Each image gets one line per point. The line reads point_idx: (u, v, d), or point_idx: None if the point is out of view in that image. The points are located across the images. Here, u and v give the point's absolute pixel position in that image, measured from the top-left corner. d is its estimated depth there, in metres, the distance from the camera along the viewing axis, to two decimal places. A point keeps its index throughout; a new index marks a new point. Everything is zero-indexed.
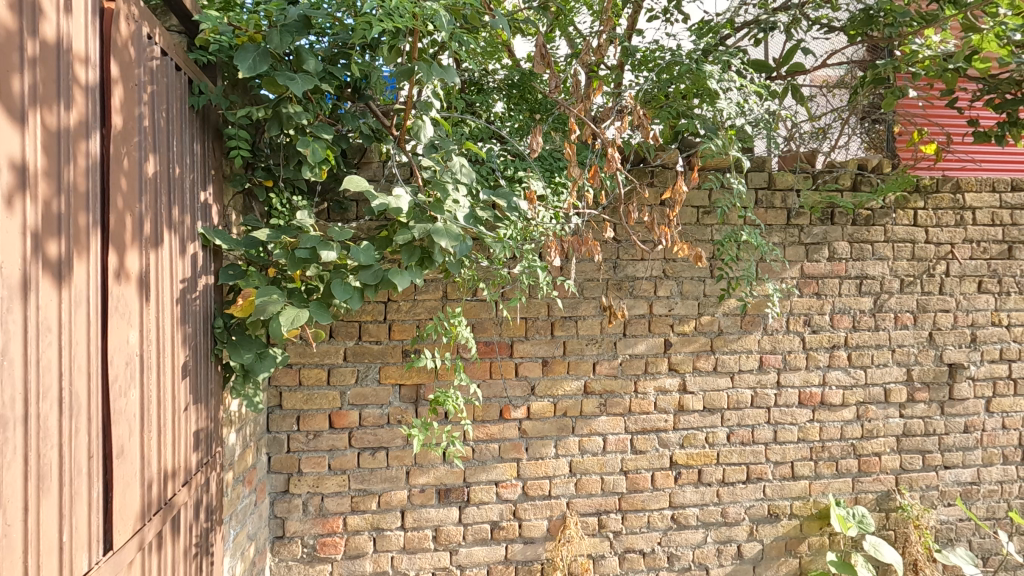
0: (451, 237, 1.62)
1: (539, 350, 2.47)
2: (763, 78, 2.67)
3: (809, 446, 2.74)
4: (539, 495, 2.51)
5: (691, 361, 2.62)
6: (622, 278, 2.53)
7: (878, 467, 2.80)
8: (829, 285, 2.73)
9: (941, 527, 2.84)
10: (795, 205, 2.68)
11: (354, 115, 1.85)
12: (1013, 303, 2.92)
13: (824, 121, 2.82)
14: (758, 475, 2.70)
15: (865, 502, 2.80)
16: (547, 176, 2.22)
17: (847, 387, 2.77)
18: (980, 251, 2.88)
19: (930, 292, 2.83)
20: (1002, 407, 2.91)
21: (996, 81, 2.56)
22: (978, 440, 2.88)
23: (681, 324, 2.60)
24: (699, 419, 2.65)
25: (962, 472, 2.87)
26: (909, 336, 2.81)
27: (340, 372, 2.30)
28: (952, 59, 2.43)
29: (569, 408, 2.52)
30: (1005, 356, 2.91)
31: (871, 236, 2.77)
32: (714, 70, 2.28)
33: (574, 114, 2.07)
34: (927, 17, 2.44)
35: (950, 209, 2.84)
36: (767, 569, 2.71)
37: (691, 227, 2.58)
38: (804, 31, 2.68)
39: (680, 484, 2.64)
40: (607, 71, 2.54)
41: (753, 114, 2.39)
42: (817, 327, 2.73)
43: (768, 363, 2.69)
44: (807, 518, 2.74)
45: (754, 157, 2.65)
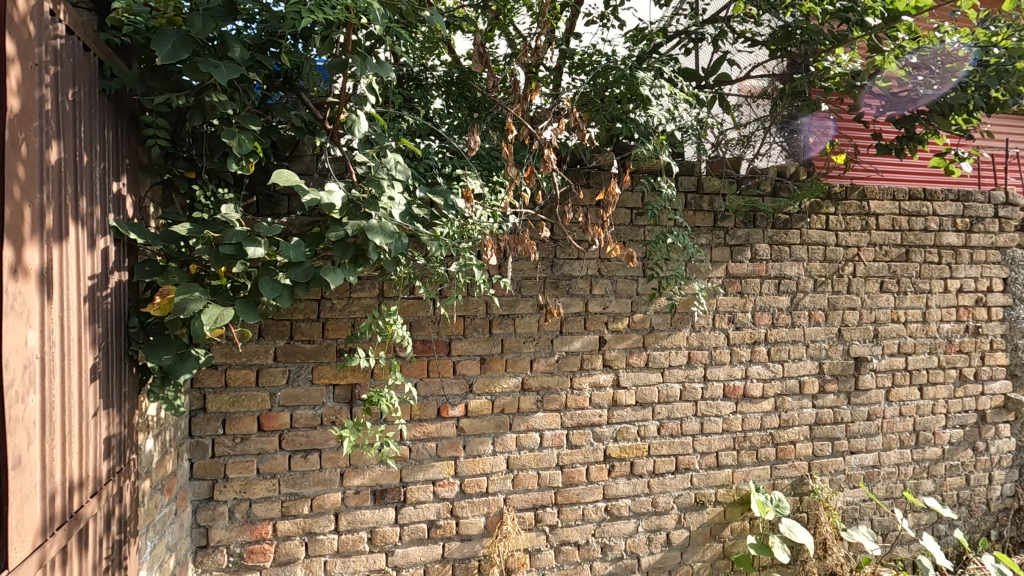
0: (385, 235, 1.59)
1: (477, 349, 2.48)
2: (692, 86, 2.82)
3: (731, 436, 2.90)
4: (476, 493, 2.52)
5: (625, 357, 2.72)
6: (559, 276, 2.58)
7: (793, 454, 3.01)
8: (751, 284, 2.90)
9: (847, 507, 3.08)
10: (721, 208, 2.83)
11: (285, 106, 1.81)
12: (910, 301, 3.20)
13: (749, 129, 2.96)
14: (686, 465, 2.84)
15: (781, 487, 2.99)
16: (485, 175, 2.23)
17: (767, 379, 2.95)
18: (882, 254, 3.14)
19: (840, 292, 3.06)
20: (900, 396, 3.18)
21: (896, 98, 2.78)
22: (879, 427, 3.15)
23: (615, 321, 2.69)
24: (631, 413, 2.74)
25: (866, 457, 3.12)
26: (821, 332, 3.03)
27: (269, 373, 2.21)
28: (858, 78, 2.66)
29: (507, 405, 2.55)
30: (903, 349, 3.19)
31: (788, 238, 2.97)
32: (646, 76, 2.37)
33: (511, 114, 2.12)
34: (838, 37, 2.63)
35: (857, 215, 3.09)
36: (694, 554, 2.85)
37: (624, 227, 2.66)
38: (730, 43, 2.83)
39: (613, 476, 2.73)
40: (546, 73, 2.60)
41: (683, 121, 2.54)
42: (740, 324, 2.89)
43: (696, 358, 2.83)
44: (730, 504, 2.90)
45: (684, 162, 2.77)
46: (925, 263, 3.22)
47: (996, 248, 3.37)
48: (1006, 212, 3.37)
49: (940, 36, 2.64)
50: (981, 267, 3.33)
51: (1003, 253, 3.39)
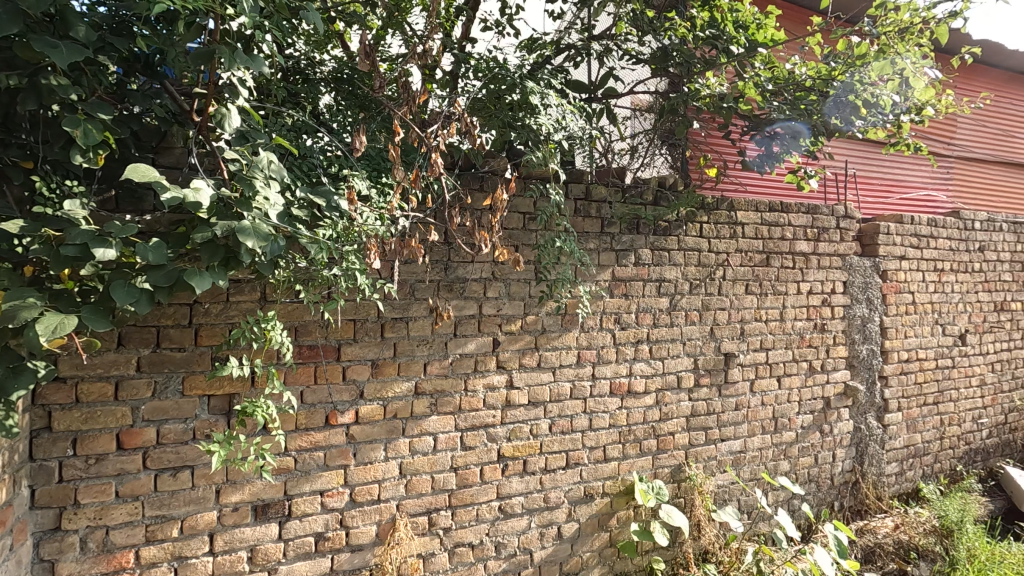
0: (258, 238, 1.50)
1: (368, 353, 2.42)
2: (582, 98, 2.97)
3: (618, 430, 3.08)
4: (368, 501, 2.46)
5: (518, 358, 2.78)
6: (452, 280, 2.59)
7: (672, 444, 3.25)
8: (634, 287, 3.10)
9: (719, 490, 3.38)
10: (607, 216, 3.00)
11: (145, 94, 1.67)
12: (770, 301, 3.58)
13: (636, 140, 3.22)
14: (576, 460, 2.96)
15: (662, 475, 3.22)
16: (373, 176, 2.19)
17: (649, 375, 3.16)
18: (747, 259, 3.48)
19: (712, 293, 3.35)
20: (762, 387, 3.55)
21: (756, 120, 3.09)
22: (745, 415, 3.49)
23: (509, 323, 2.75)
24: (524, 412, 2.81)
25: (734, 443, 3.45)
26: (696, 331, 3.30)
27: (131, 385, 2.01)
28: (724, 99, 2.91)
29: (400, 409, 2.51)
30: (764, 345, 3.55)
31: (667, 244, 3.20)
32: (536, 87, 2.47)
33: (399, 116, 2.11)
34: (708, 61, 2.89)
35: (726, 224, 3.40)
36: (583, 545, 2.98)
37: (516, 232, 2.73)
38: (616, 59, 3.00)
39: (507, 475, 2.78)
40: (441, 76, 2.61)
41: (571, 131, 2.66)
42: (625, 324, 3.07)
43: (585, 357, 2.97)
44: (616, 495, 3.07)
45: (573, 170, 2.91)
46: (782, 267, 3.62)
47: (838, 255, 3.86)
48: (846, 223, 3.87)
49: (789, 67, 2.98)
50: (827, 272, 3.80)
51: (843, 259, 3.89)
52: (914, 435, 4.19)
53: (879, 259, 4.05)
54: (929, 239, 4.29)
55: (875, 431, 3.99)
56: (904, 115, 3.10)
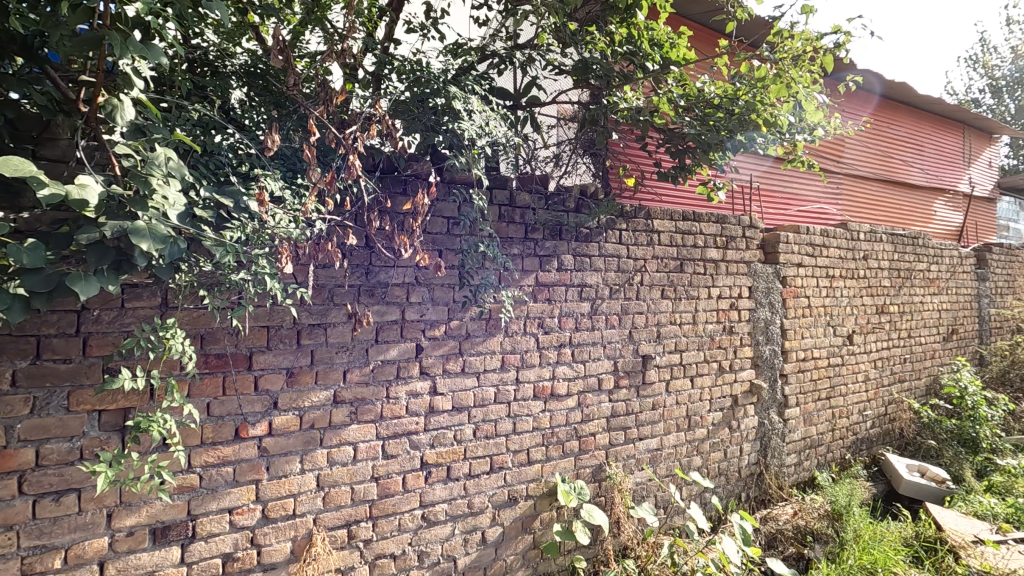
0: (155, 240, 1.41)
1: (283, 361, 2.32)
2: (506, 105, 3.02)
3: (541, 433, 3.13)
4: (282, 516, 2.35)
5: (442, 363, 2.76)
6: (374, 284, 2.53)
7: (593, 444, 3.34)
8: (557, 292, 3.17)
9: (637, 487, 3.51)
10: (531, 222, 3.05)
11: (23, 79, 1.51)
12: (684, 305, 3.77)
13: (559, 148, 3.30)
14: (500, 464, 2.98)
15: (583, 476, 3.30)
16: (287, 177, 2.10)
17: (571, 378, 3.24)
18: (663, 265, 3.66)
19: (630, 298, 3.49)
20: (677, 387, 3.73)
21: (671, 133, 3.26)
22: (661, 414, 3.65)
23: (432, 328, 2.72)
24: (448, 418, 2.79)
25: (651, 441, 3.60)
26: (615, 334, 3.42)
27: (5, 402, 1.80)
28: (640, 112, 3.05)
29: (317, 419, 2.41)
30: (679, 347, 3.74)
31: (589, 250, 3.30)
32: (459, 92, 2.47)
33: (314, 115, 2.04)
34: (626, 76, 3.03)
35: (643, 231, 3.56)
36: (507, 549, 3.00)
37: (441, 236, 2.72)
38: (539, 69, 3.12)
39: (430, 483, 2.75)
40: (364, 76, 2.56)
41: (494, 137, 2.68)
42: (548, 329, 3.13)
43: (509, 362, 2.99)
44: (539, 497, 3.12)
45: (497, 176, 2.94)
46: (694, 273, 3.83)
47: (744, 262, 4.14)
48: (751, 233, 4.16)
49: (699, 85, 3.18)
50: (734, 278, 4.07)
51: (748, 266, 4.18)
52: (810, 428, 4.57)
53: (780, 266, 4.38)
54: (822, 248, 4.70)
55: (777, 425, 4.31)
56: (799, 134, 3.38)
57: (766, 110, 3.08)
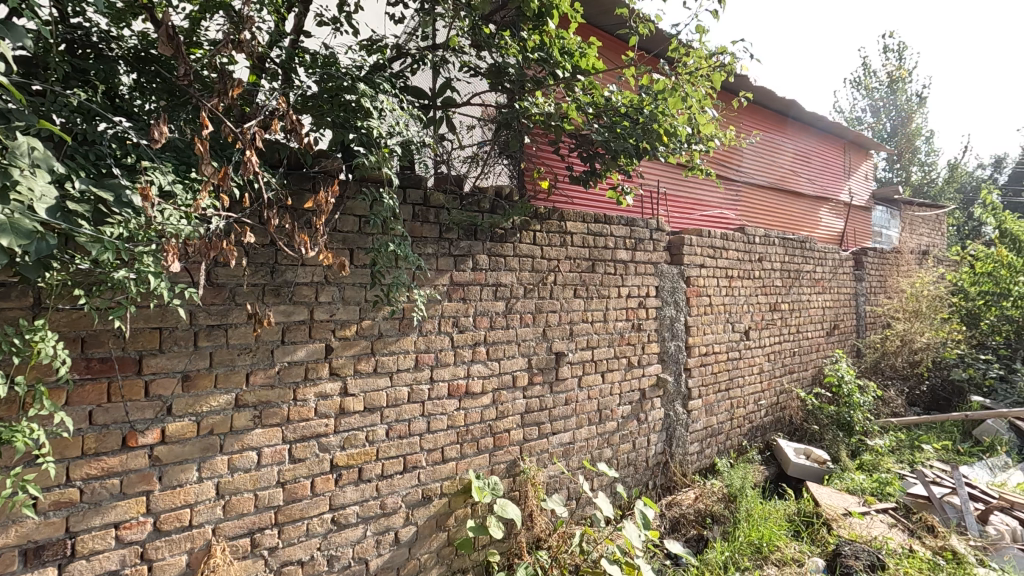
0: (17, 236, 1.36)
1: (178, 365, 2.20)
2: (420, 105, 3.02)
3: (455, 431, 3.15)
4: (176, 528, 2.22)
5: (353, 364, 2.72)
6: (279, 283, 2.46)
7: (508, 440, 3.41)
8: (471, 291, 3.21)
9: (550, 480, 3.64)
10: (445, 221, 3.07)
11: None
12: (596, 304, 3.94)
13: (474, 150, 3.37)
14: (414, 463, 2.97)
15: (498, 471, 3.37)
16: (179, 171, 2.00)
17: (486, 376, 3.29)
18: (576, 265, 3.80)
19: (544, 297, 3.59)
20: (589, 382, 3.89)
21: (581, 138, 3.38)
22: (574, 409, 3.79)
23: (343, 328, 2.68)
24: (359, 419, 2.75)
25: (563, 436, 3.73)
26: (529, 332, 3.51)
27: None
28: (551, 117, 3.15)
29: (216, 424, 2.31)
30: (590, 344, 3.90)
31: (503, 250, 3.37)
32: (367, 90, 2.43)
33: (208, 107, 1.95)
34: (538, 81, 3.12)
35: (557, 233, 3.67)
36: (421, 548, 3.00)
37: (352, 235, 2.69)
38: (453, 70, 3.15)
39: (340, 485, 2.70)
40: (271, 67, 2.48)
41: (405, 137, 2.66)
42: (462, 328, 3.17)
43: (423, 361, 3.00)
44: (453, 494, 3.15)
45: (411, 175, 2.94)
46: (605, 273, 4.00)
47: (651, 263, 4.38)
48: (657, 235, 4.41)
49: (607, 94, 3.32)
50: (642, 278, 4.29)
51: (655, 267, 4.42)
52: (711, 417, 4.91)
53: (684, 267, 4.67)
54: (722, 250, 5.05)
55: (681, 416, 4.60)
56: (696, 145, 3.62)
57: (667, 121, 3.28)
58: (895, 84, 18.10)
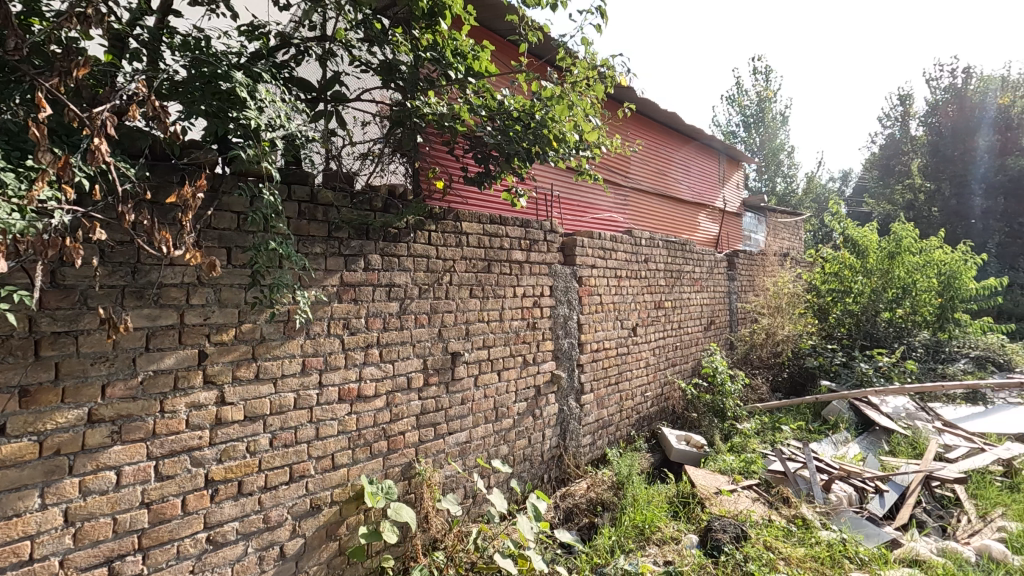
0: None
1: (14, 378, 1.93)
2: (306, 98, 2.90)
3: (347, 436, 3.06)
4: (12, 565, 1.95)
5: (231, 371, 2.55)
6: (142, 285, 2.24)
7: (402, 443, 3.37)
8: (363, 292, 3.13)
9: (447, 480, 3.64)
10: (335, 220, 2.97)
11: None
12: (491, 304, 4.00)
13: (366, 147, 3.29)
14: (301, 472, 2.84)
15: (392, 475, 3.32)
16: (11, 157, 1.76)
17: (379, 379, 3.23)
18: (472, 266, 3.83)
19: (439, 297, 3.58)
20: (485, 381, 3.94)
21: (475, 140, 3.41)
22: (470, 408, 3.82)
23: (219, 333, 2.50)
24: (239, 430, 2.58)
25: (460, 435, 3.75)
26: (424, 333, 3.49)
27: None
28: (444, 117, 3.14)
29: (64, 444, 2.05)
30: (486, 343, 3.95)
31: (397, 250, 3.32)
32: (243, 79, 2.29)
33: (47, 87, 1.73)
34: (431, 82, 3.11)
35: (452, 233, 3.68)
36: (309, 560, 2.88)
37: (229, 233, 2.52)
38: (342, 64, 3.05)
39: (217, 501, 2.51)
40: (131, 47, 2.26)
41: (287, 131, 2.54)
42: (354, 330, 3.08)
43: (310, 365, 2.88)
44: (345, 501, 3.06)
45: (296, 171, 2.81)
46: (500, 273, 4.07)
47: (546, 264, 4.52)
48: (551, 236, 4.56)
49: (499, 97, 3.39)
50: (537, 278, 4.42)
51: (549, 267, 4.57)
52: (602, 410, 5.17)
53: (576, 267, 4.87)
54: (611, 251, 5.33)
55: (574, 410, 4.80)
56: (584, 151, 3.79)
57: (556, 128, 3.40)
58: (763, 103, 20.13)
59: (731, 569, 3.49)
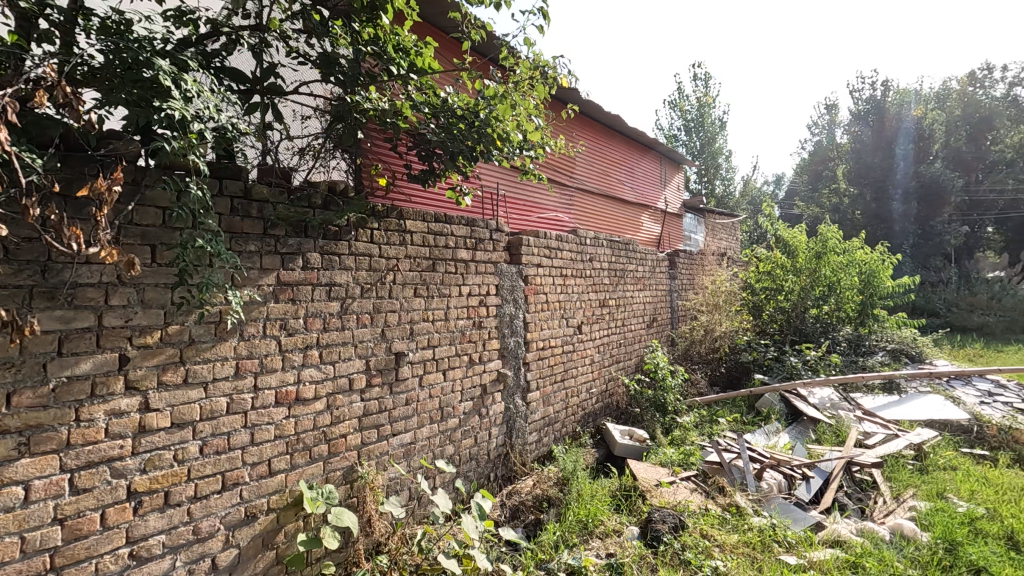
0: None
1: None
2: (239, 89, 2.77)
3: (284, 441, 2.95)
4: None
5: (156, 375, 2.41)
6: (54, 285, 2.08)
7: (344, 446, 3.29)
8: (302, 291, 3.02)
9: (391, 482, 3.59)
10: (270, 217, 2.85)
11: None
12: (436, 303, 3.96)
13: (304, 142, 3.18)
14: (234, 480, 2.72)
15: (333, 479, 3.23)
16: None
17: (319, 381, 3.13)
18: (416, 265, 3.78)
19: (382, 297, 3.52)
20: (430, 381, 3.90)
21: (419, 137, 3.36)
22: (415, 409, 3.77)
23: (142, 335, 2.35)
24: (165, 437, 2.44)
25: (404, 436, 3.69)
26: (366, 333, 3.42)
27: None
28: (386, 114, 3.09)
29: None
30: (431, 343, 3.91)
31: (338, 249, 3.23)
32: (167, 66, 2.16)
33: None
34: (372, 77, 3.05)
35: (396, 231, 3.62)
36: (244, 571, 2.76)
37: (153, 229, 2.38)
38: (278, 55, 2.94)
39: (141, 514, 2.37)
40: (40, 27, 2.09)
41: (217, 123, 2.42)
42: (291, 330, 2.98)
43: (244, 368, 2.76)
44: (282, 508, 2.95)
45: (227, 165, 2.68)
46: (445, 272, 4.04)
47: (491, 262, 4.52)
48: (497, 235, 4.57)
49: (442, 94, 3.36)
50: (483, 277, 4.41)
51: (495, 266, 4.57)
52: (548, 407, 5.23)
53: (522, 266, 4.90)
54: (557, 251, 5.40)
55: (521, 408, 4.82)
56: (528, 151, 3.82)
57: (500, 127, 3.41)
58: (703, 108, 20.90)
59: (669, 558, 3.62)
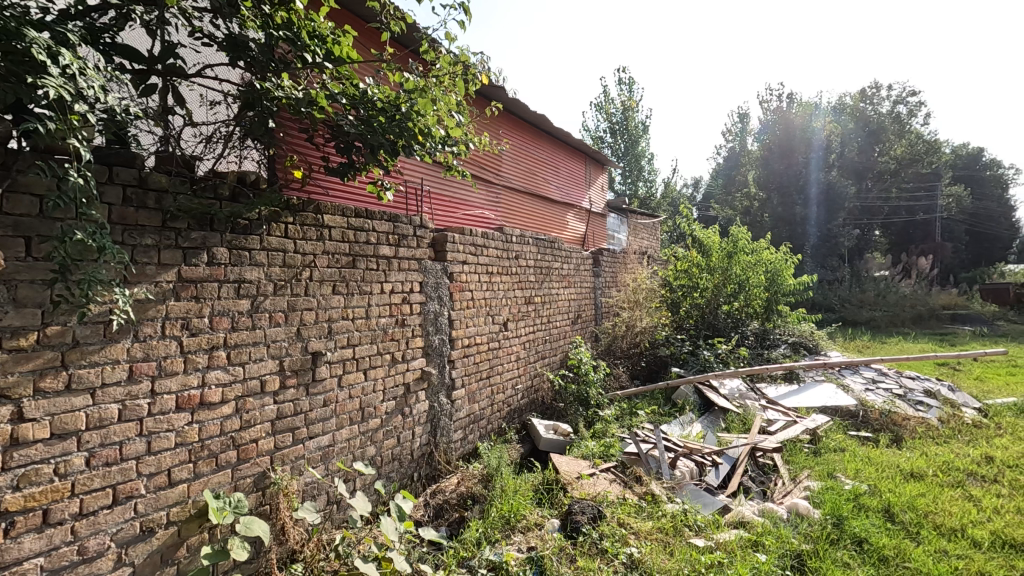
0: None
1: None
2: (132, 68, 2.54)
3: (187, 448, 2.76)
4: None
5: (31, 382, 2.17)
6: None
7: (255, 451, 3.12)
8: (206, 289, 2.83)
9: (306, 487, 3.45)
10: (170, 208, 2.64)
11: None
12: (356, 300, 3.84)
13: (210, 129, 2.97)
14: (128, 493, 2.51)
15: (243, 487, 3.06)
16: None
17: (226, 384, 2.95)
18: (334, 261, 3.65)
19: (298, 294, 3.36)
20: (349, 381, 3.78)
21: (336, 129, 3.24)
22: (333, 410, 3.65)
23: (15, 338, 2.11)
24: (43, 450, 2.21)
25: (322, 439, 3.56)
26: (280, 333, 3.26)
27: None
28: (300, 102, 2.95)
29: None
30: (351, 341, 3.79)
31: (248, 244, 3.05)
32: (41, 39, 1.94)
33: None
34: (285, 63, 2.89)
35: (313, 226, 3.47)
36: None
37: (29, 219, 2.15)
38: (179, 34, 2.72)
39: (14, 536, 2.13)
40: None
41: (103, 104, 2.19)
42: (195, 330, 2.78)
43: (139, 371, 2.54)
44: (184, 521, 2.76)
45: (118, 152, 2.45)
46: (366, 269, 3.93)
47: (415, 259, 4.45)
48: (421, 232, 4.50)
49: (361, 85, 3.26)
50: (406, 274, 4.33)
51: (419, 263, 4.50)
52: (474, 405, 5.22)
53: (447, 263, 4.85)
54: (482, 248, 5.40)
55: (445, 406, 4.79)
56: (451, 147, 3.79)
57: (421, 122, 3.35)
58: (627, 111, 21.63)
59: (588, 548, 3.72)
